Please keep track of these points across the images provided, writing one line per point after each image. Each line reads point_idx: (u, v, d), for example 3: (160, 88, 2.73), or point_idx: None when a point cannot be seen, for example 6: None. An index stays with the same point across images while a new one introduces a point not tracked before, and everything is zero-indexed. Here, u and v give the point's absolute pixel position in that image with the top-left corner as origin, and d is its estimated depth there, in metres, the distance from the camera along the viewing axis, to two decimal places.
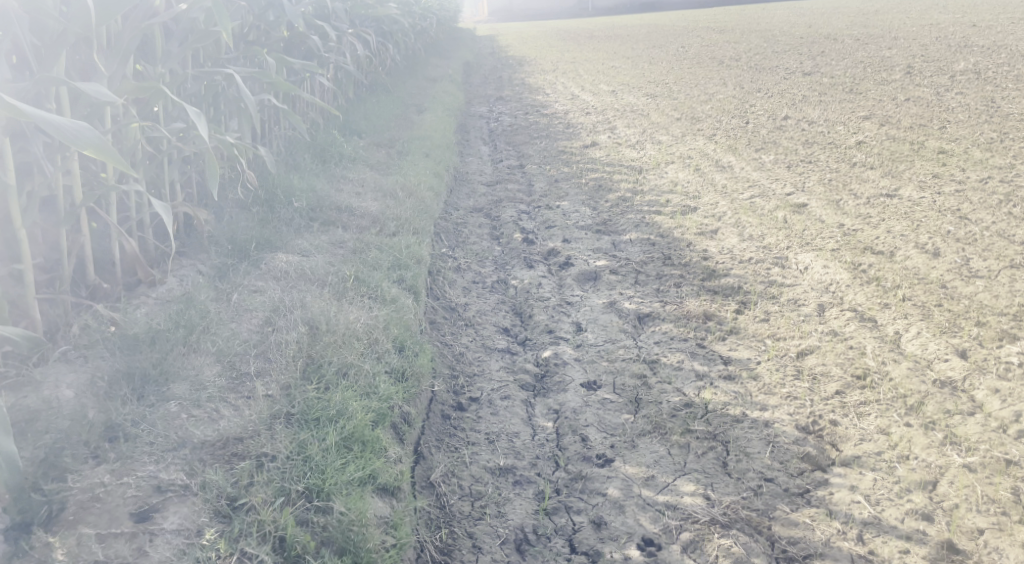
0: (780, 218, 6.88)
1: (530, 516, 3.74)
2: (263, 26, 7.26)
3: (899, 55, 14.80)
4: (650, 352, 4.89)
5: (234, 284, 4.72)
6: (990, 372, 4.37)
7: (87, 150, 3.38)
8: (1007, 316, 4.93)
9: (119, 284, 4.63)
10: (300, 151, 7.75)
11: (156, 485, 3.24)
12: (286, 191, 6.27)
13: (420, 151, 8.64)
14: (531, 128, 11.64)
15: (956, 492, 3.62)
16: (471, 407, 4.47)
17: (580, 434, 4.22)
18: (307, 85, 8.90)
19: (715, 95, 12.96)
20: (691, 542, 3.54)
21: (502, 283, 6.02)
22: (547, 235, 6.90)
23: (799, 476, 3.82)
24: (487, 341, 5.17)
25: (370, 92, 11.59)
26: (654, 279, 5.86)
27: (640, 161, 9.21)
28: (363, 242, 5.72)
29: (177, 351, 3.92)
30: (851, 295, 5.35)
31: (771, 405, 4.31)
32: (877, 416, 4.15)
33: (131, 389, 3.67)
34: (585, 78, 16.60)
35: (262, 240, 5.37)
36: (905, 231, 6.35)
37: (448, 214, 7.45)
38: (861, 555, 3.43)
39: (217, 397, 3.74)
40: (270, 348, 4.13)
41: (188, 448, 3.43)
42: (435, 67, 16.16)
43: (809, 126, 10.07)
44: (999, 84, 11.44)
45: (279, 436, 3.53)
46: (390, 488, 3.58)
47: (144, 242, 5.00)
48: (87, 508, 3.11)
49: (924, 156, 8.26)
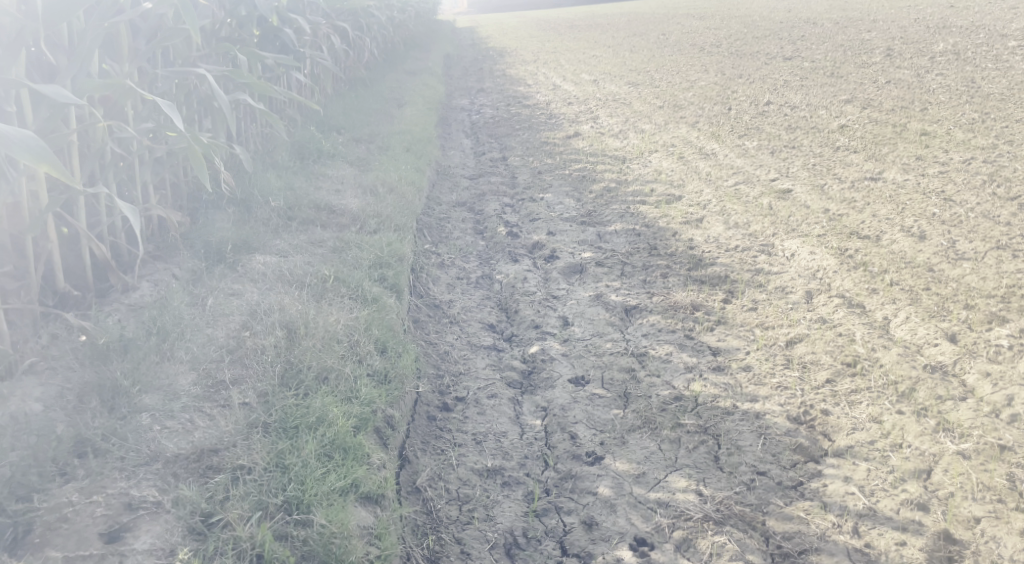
0: (765, 205, 6.82)
1: (520, 518, 3.66)
2: (236, 20, 7.10)
3: (878, 37, 14.77)
4: (638, 345, 4.82)
5: (210, 288, 4.61)
6: (980, 355, 4.32)
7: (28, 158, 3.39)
8: (995, 298, 4.88)
9: (91, 290, 4.52)
10: (278, 148, 7.62)
11: (128, 502, 3.14)
12: (262, 191, 6.16)
13: (401, 146, 8.52)
14: (512, 119, 11.54)
15: (951, 480, 3.57)
16: (457, 407, 4.38)
17: (569, 431, 4.14)
18: (283, 81, 8.77)
19: (697, 82, 12.89)
20: (683, 541, 3.47)
21: (487, 278, 5.93)
22: (531, 228, 6.82)
23: (792, 469, 3.76)
24: (472, 339, 5.08)
25: (349, 88, 11.45)
26: (640, 270, 5.78)
27: (623, 150, 9.13)
28: (343, 240, 5.62)
29: (151, 360, 3.82)
30: (839, 281, 5.29)
31: (762, 396, 4.24)
32: (869, 404, 4.10)
33: (101, 402, 3.56)
34: (567, 68, 16.50)
35: (238, 241, 5.25)
36: (891, 214, 6.30)
37: (431, 209, 7.35)
38: (857, 549, 3.37)
39: (193, 407, 3.64)
40: (246, 353, 4.02)
41: (162, 463, 3.33)
42: (415, 61, 16.00)
43: (792, 111, 10.02)
44: (979, 64, 11.43)
45: (257, 446, 3.43)
46: (374, 496, 3.49)
47: (116, 247, 4.90)
48: (54, 529, 3.00)
49: (907, 139, 8.22)
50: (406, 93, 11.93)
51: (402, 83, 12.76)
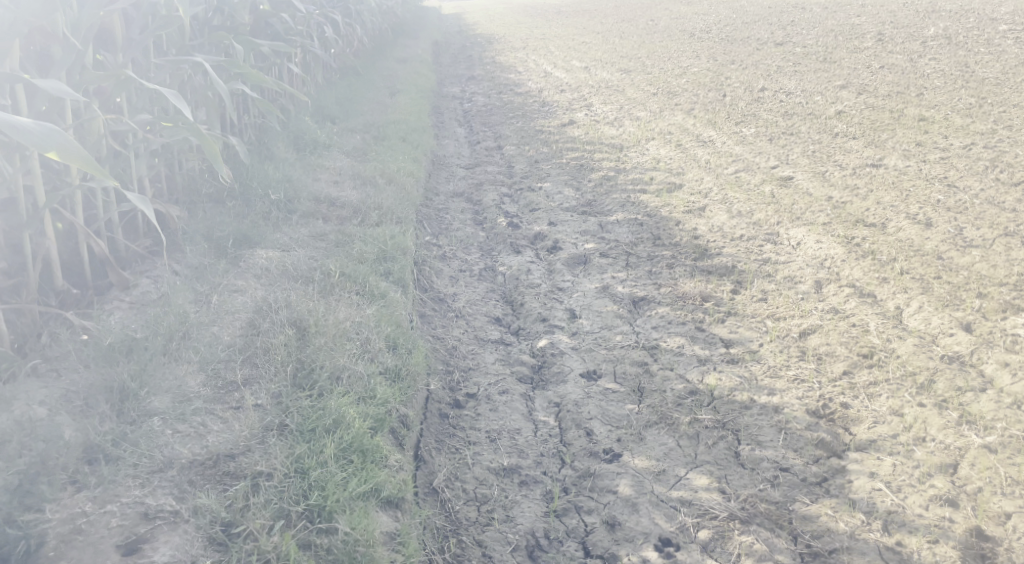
0: (767, 192, 6.73)
1: (541, 518, 3.59)
2: (229, 9, 6.97)
3: (868, 21, 14.68)
4: (649, 337, 4.74)
5: (213, 285, 4.49)
6: (998, 345, 4.26)
7: (48, 149, 3.33)
8: (1008, 286, 4.82)
9: (90, 289, 4.39)
10: (272, 139, 7.46)
11: (143, 512, 3.04)
12: (261, 182, 6.02)
13: (396, 136, 8.37)
14: (505, 107, 11.40)
15: (979, 475, 3.52)
16: (469, 404, 4.28)
17: (585, 427, 4.06)
18: (275, 70, 8.61)
19: (689, 68, 12.77)
20: (710, 541, 3.41)
21: (490, 270, 5.82)
22: (532, 219, 6.71)
23: (816, 464, 3.70)
24: (480, 333, 4.98)
25: (339, 76, 11.27)
26: (645, 261, 5.70)
27: (619, 138, 9.02)
28: (345, 234, 5.51)
29: (158, 361, 3.71)
30: (848, 270, 5.21)
31: (779, 389, 4.17)
32: (889, 397, 4.03)
33: (109, 406, 3.46)
34: (557, 54, 16.33)
35: (239, 235, 5.13)
36: (895, 201, 6.23)
37: (429, 200, 7.23)
38: (888, 547, 3.31)
39: (204, 409, 3.54)
40: (256, 352, 3.91)
41: (176, 469, 3.23)
42: (404, 47, 15.78)
43: (787, 97, 9.93)
44: (971, 48, 11.38)
45: (274, 450, 3.34)
46: (394, 499, 3.42)
47: (114, 244, 4.78)
48: (68, 542, 2.91)
49: (905, 124, 8.15)
50: (398, 81, 11.75)
51: (394, 71, 12.57)
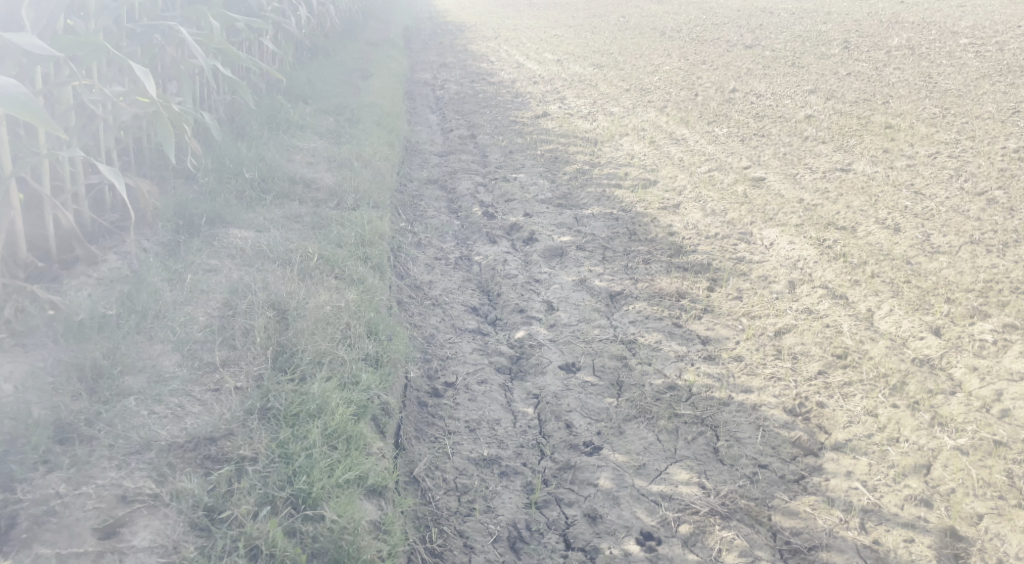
0: (741, 192, 6.79)
1: (522, 509, 3.58)
2: None
3: (833, 29, 14.86)
4: (626, 332, 4.74)
5: (187, 263, 4.38)
6: (966, 349, 4.35)
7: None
8: (975, 292, 4.93)
9: (56, 262, 4.23)
10: (244, 118, 7.26)
11: (121, 494, 2.96)
12: (233, 160, 5.89)
13: (371, 120, 8.26)
14: (478, 96, 11.31)
15: (952, 476, 3.59)
16: (448, 393, 4.24)
17: (563, 420, 4.05)
18: (248, 46, 8.45)
19: (660, 66, 12.79)
20: (691, 535, 3.43)
21: (465, 260, 5.77)
22: (507, 209, 6.67)
23: (793, 462, 3.75)
24: (456, 322, 4.93)
25: (310, 56, 11.08)
26: (621, 255, 5.70)
27: (593, 132, 9.02)
28: (321, 217, 5.42)
29: (132, 341, 3.61)
30: (820, 272, 5.27)
31: (756, 387, 4.21)
32: (864, 397, 4.09)
33: (82, 384, 3.35)
34: (529, 46, 16.24)
35: (213, 213, 5.01)
36: (864, 206, 6.32)
37: (404, 186, 7.15)
38: (866, 545, 3.37)
39: (181, 391, 3.47)
40: (234, 334, 3.84)
41: (154, 451, 3.15)
42: (374, 30, 15.54)
43: (757, 99, 10.01)
44: (934, 59, 11.60)
45: (257, 435, 3.28)
46: (378, 488, 3.39)
47: (80, 217, 4.63)
48: (42, 523, 2.82)
49: (872, 131, 8.27)
50: (371, 64, 11.59)
51: (366, 53, 12.41)
